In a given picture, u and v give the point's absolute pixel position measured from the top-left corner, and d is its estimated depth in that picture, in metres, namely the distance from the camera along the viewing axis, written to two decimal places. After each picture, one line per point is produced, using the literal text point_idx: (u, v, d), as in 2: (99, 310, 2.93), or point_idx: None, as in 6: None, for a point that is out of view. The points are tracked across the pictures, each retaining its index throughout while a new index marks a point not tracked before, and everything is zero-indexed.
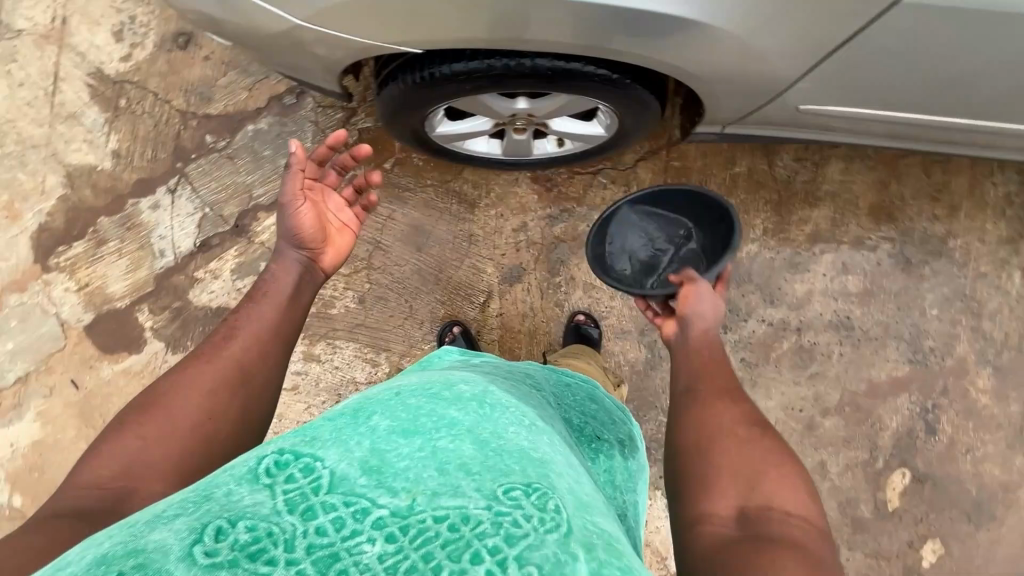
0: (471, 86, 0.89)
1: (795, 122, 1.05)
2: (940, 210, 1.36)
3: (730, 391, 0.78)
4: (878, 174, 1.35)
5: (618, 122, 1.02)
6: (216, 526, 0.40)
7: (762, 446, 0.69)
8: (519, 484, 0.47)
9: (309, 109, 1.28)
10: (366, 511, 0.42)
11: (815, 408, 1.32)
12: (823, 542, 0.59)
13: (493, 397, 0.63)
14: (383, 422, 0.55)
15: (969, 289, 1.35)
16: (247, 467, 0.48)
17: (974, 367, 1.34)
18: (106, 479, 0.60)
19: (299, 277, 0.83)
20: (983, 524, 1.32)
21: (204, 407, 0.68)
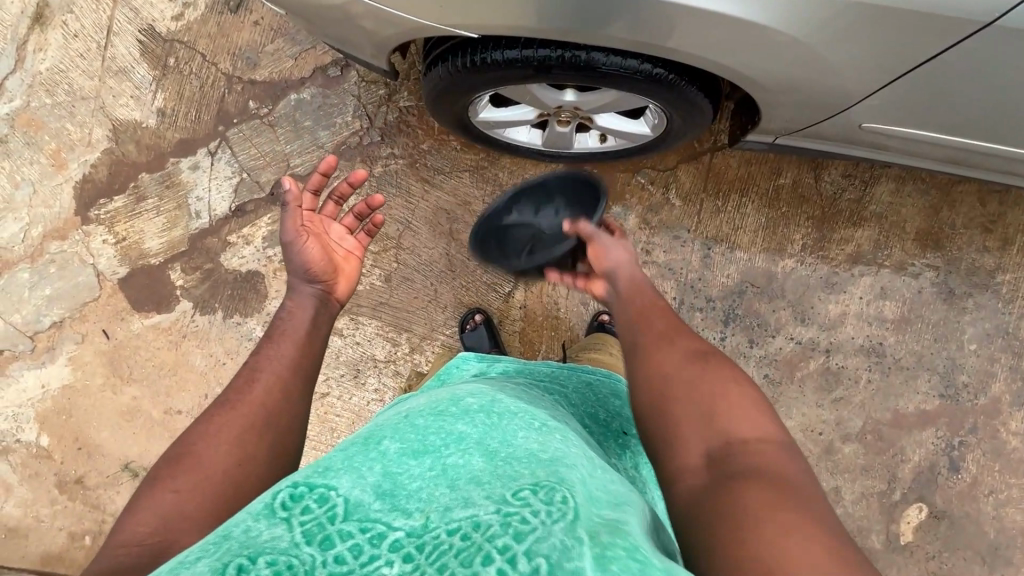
0: (519, 74, 0.87)
1: (851, 139, 1.01)
2: (991, 241, 1.30)
3: (669, 331, 0.74)
4: (929, 198, 1.30)
5: (666, 122, 0.99)
6: (237, 564, 0.40)
7: (711, 374, 0.67)
8: (528, 485, 0.48)
9: (351, 83, 1.27)
10: (382, 535, 0.43)
11: (835, 432, 1.29)
12: (788, 459, 0.58)
13: (500, 406, 0.66)
14: (393, 446, 0.58)
15: (1013, 326, 1.29)
16: (263, 504, 0.49)
17: (1007, 408, 1.29)
18: (143, 536, 0.54)
19: (316, 311, 0.83)
20: (998, 568, 1.28)
21: (235, 453, 0.65)
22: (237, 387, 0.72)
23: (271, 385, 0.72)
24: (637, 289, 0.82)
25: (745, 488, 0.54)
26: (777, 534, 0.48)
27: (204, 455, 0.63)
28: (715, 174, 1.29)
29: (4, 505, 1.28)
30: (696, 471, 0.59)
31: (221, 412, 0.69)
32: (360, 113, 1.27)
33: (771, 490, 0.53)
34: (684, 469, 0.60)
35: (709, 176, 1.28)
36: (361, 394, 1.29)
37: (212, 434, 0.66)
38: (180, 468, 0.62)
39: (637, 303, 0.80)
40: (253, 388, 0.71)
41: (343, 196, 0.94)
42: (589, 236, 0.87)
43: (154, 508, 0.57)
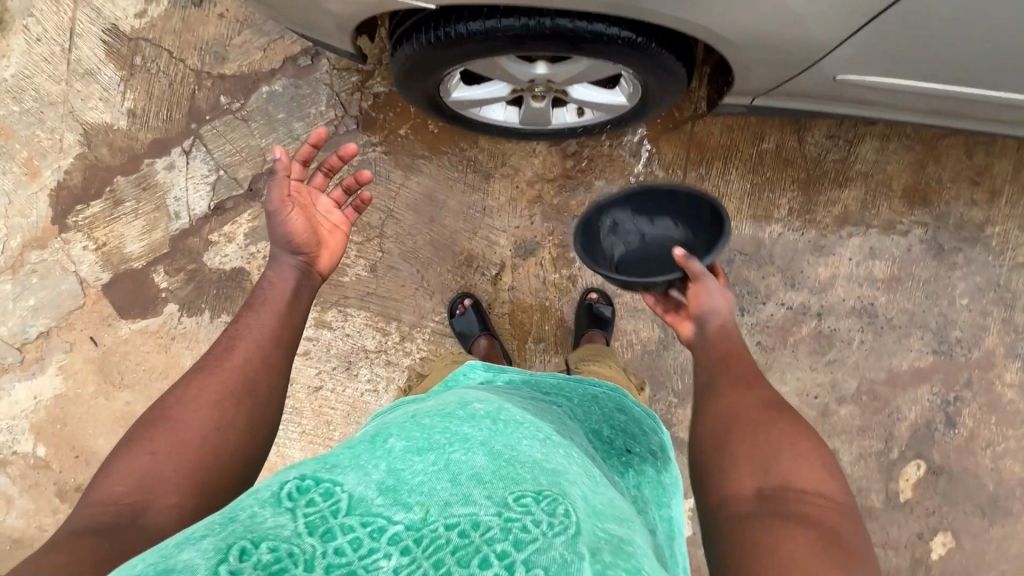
0: (487, 48, 0.85)
1: (831, 95, 0.99)
2: (979, 194, 1.28)
3: (744, 379, 0.74)
4: (915, 154, 1.28)
5: (641, 91, 0.98)
6: (240, 546, 0.45)
7: (781, 425, 0.65)
8: (530, 492, 0.52)
9: (323, 72, 1.25)
10: (382, 530, 0.47)
11: (830, 395, 1.29)
12: (847, 523, 0.55)
13: (506, 415, 0.69)
14: (399, 443, 0.61)
15: (1004, 279, 1.29)
16: (271, 492, 0.53)
17: (1001, 361, 1.29)
18: (119, 496, 0.58)
19: (297, 282, 0.83)
20: (998, 519, 1.30)
21: (215, 418, 0.67)
22: (215, 356, 0.74)
23: (250, 353, 0.74)
24: (727, 339, 0.81)
25: (785, 530, 0.52)
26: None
27: (178, 416, 0.66)
28: (697, 143, 1.27)
29: (6, 517, 1.28)
30: (743, 503, 0.58)
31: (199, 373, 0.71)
32: (334, 102, 1.25)
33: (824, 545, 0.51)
34: (731, 498, 0.59)
35: (691, 145, 1.27)
36: (354, 385, 1.28)
37: (189, 398, 0.68)
38: (154, 430, 0.65)
39: (721, 352, 0.80)
40: (231, 356, 0.74)
41: (333, 168, 0.92)
42: (696, 275, 0.83)
43: (127, 469, 0.61)
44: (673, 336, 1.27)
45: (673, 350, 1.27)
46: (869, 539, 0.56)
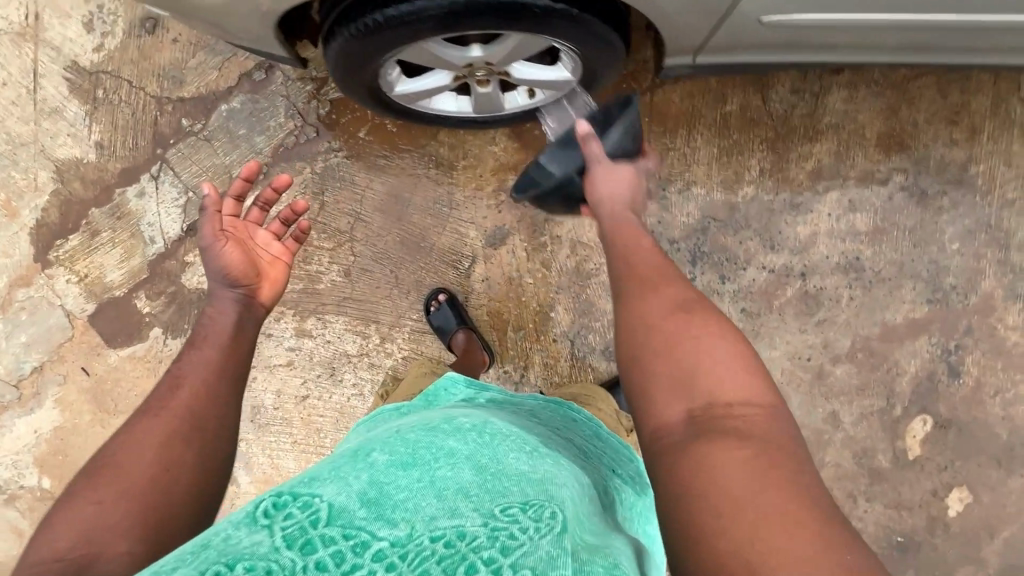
0: (408, 34, 0.84)
1: (771, 42, 0.96)
2: (959, 134, 1.23)
3: (653, 280, 0.76)
4: (886, 100, 1.24)
5: (582, 64, 0.95)
6: (215, 570, 0.46)
7: (692, 328, 0.67)
8: (516, 503, 0.57)
9: (278, 84, 1.26)
10: (364, 544, 0.49)
11: (823, 356, 1.25)
12: (773, 425, 0.58)
13: (493, 427, 0.73)
14: (382, 457, 0.63)
15: (995, 218, 1.24)
16: (245, 512, 0.54)
17: (1002, 304, 1.24)
18: (65, 549, 0.56)
19: (238, 316, 0.83)
20: (1015, 469, 1.25)
21: (162, 459, 0.65)
22: (162, 395, 0.73)
23: (196, 390, 0.73)
24: (648, 252, 0.82)
25: (724, 455, 0.54)
26: (754, 517, 0.48)
27: (126, 461, 0.65)
28: (658, 112, 1.24)
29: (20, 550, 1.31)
30: (674, 431, 0.60)
31: (145, 419, 0.70)
32: (292, 113, 1.26)
33: (752, 458, 0.53)
34: (663, 425, 0.61)
35: (651, 115, 1.24)
36: (340, 391, 1.29)
37: (134, 445, 0.66)
38: (100, 480, 0.63)
39: (639, 269, 0.79)
40: (177, 393, 0.72)
41: (268, 203, 0.92)
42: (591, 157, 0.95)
43: (72, 522, 0.58)
44: None
45: None
46: (795, 433, 0.59)
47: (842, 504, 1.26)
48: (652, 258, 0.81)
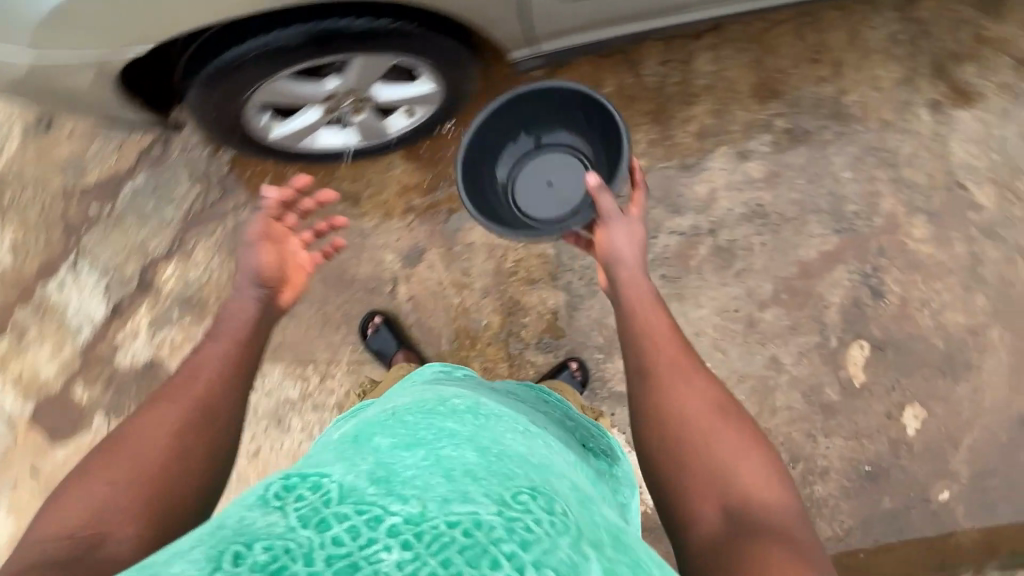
0: (252, 74, 0.89)
1: (597, 20, 1.01)
2: (824, 70, 1.30)
3: (680, 364, 0.81)
4: (750, 53, 1.30)
5: (434, 71, 1.00)
6: (232, 551, 0.41)
7: (729, 432, 0.74)
8: (526, 490, 0.50)
9: (177, 154, 1.30)
10: (379, 519, 0.43)
11: (749, 304, 1.28)
12: (800, 527, 0.65)
13: (484, 407, 0.74)
14: (384, 440, 0.62)
15: (878, 141, 1.29)
16: (256, 494, 0.49)
17: (905, 219, 1.28)
18: (76, 527, 0.57)
19: (257, 317, 0.82)
20: (960, 375, 1.26)
21: (175, 446, 0.66)
22: (180, 379, 0.73)
23: (214, 380, 0.73)
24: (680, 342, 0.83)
25: (763, 543, 0.60)
26: None
27: (139, 442, 0.66)
28: None
29: None
30: (713, 525, 0.65)
31: (166, 404, 0.70)
32: (195, 178, 1.30)
33: (787, 546, 0.60)
34: (701, 516, 0.67)
35: None
36: (290, 438, 1.28)
37: (151, 428, 0.67)
38: (114, 459, 0.64)
39: (668, 355, 0.82)
40: (196, 381, 0.73)
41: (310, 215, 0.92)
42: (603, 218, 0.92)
43: (86, 498, 0.60)
44: (580, 294, 1.27)
45: (583, 308, 1.27)
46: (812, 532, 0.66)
47: (802, 444, 1.26)
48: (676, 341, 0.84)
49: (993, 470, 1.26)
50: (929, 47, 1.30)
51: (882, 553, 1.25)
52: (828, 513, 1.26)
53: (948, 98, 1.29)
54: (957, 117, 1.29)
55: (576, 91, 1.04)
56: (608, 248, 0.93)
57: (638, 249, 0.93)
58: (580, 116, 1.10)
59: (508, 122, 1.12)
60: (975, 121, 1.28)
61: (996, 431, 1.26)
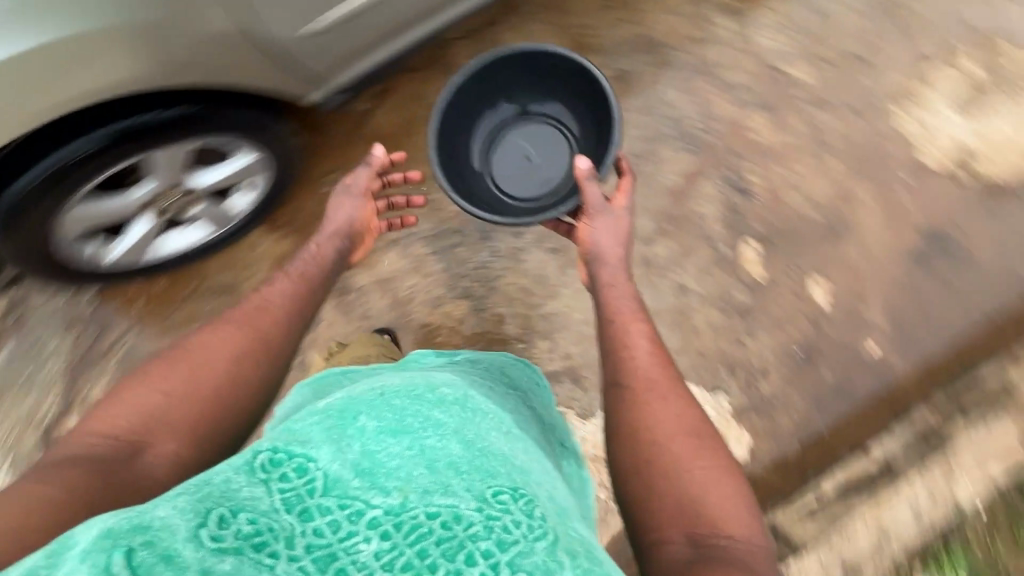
0: (49, 207, 0.90)
1: (374, 42, 1.06)
2: (621, 14, 1.37)
3: (659, 387, 0.81)
4: (550, 22, 1.37)
5: (239, 143, 1.01)
6: (218, 515, 0.46)
7: (702, 457, 0.74)
8: (507, 488, 0.55)
9: (37, 310, 1.25)
10: (360, 512, 0.49)
11: (637, 245, 1.33)
12: (764, 561, 0.66)
13: (474, 402, 0.71)
14: (370, 423, 0.62)
15: (691, 59, 1.37)
16: (242, 459, 0.55)
17: (742, 118, 1.36)
18: (122, 432, 0.68)
19: (323, 274, 0.96)
20: (843, 236, 1.34)
21: (232, 369, 0.76)
22: (256, 306, 0.85)
23: (276, 320, 0.84)
24: (665, 374, 0.82)
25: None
26: None
27: (199, 358, 0.76)
28: (381, 137, 1.32)
29: None
30: (677, 550, 0.65)
31: (236, 326, 0.81)
32: (65, 326, 1.25)
33: None
34: (666, 537, 0.67)
35: (376, 141, 1.31)
36: None
37: (213, 347, 0.78)
38: (175, 371, 0.74)
39: (645, 372, 0.83)
40: (262, 316, 0.84)
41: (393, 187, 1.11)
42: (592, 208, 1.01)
43: (142, 404, 0.70)
44: (482, 296, 1.29)
45: (490, 307, 1.29)
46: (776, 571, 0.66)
47: (734, 352, 1.31)
48: (657, 359, 0.85)
49: (906, 308, 1.33)
50: None
51: (843, 421, 1.29)
52: (781, 404, 1.30)
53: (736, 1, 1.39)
54: (750, 14, 1.38)
55: (551, 54, 1.08)
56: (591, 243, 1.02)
57: (618, 244, 1.00)
58: (560, 81, 1.15)
59: (488, 87, 1.15)
60: (767, 12, 1.38)
61: (894, 272, 1.33)
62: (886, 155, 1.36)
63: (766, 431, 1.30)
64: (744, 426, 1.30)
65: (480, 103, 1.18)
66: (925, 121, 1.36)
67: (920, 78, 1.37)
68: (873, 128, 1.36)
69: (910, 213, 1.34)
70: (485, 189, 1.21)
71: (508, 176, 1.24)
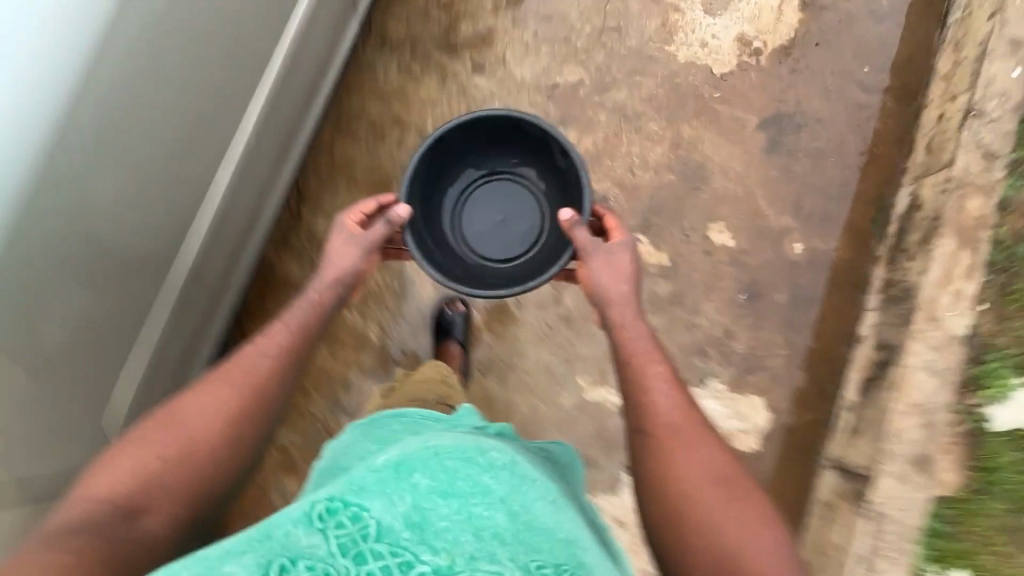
0: None
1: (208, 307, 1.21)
2: (395, 133, 1.36)
3: (683, 434, 0.81)
4: (341, 181, 1.35)
5: None
6: (280, 564, 0.55)
7: (735, 502, 0.77)
8: (549, 563, 0.60)
9: None
10: (409, 564, 0.56)
11: (549, 310, 1.28)
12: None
13: (524, 462, 0.68)
14: (422, 480, 0.62)
15: None
16: (300, 509, 0.59)
17: None
18: (120, 493, 0.69)
19: (319, 312, 0.86)
20: (705, 177, 1.35)
21: (228, 428, 0.76)
22: (245, 355, 0.81)
23: (273, 366, 0.80)
24: (686, 416, 0.82)
25: None
26: None
27: (193, 423, 0.75)
28: None
29: None
30: None
31: (226, 385, 0.78)
32: None
33: None
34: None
35: None
36: None
37: (205, 407, 0.76)
38: (172, 429, 0.75)
39: (666, 420, 0.82)
40: (259, 365, 0.80)
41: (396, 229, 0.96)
42: (587, 258, 0.90)
43: (137, 468, 0.71)
44: None
45: None
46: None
47: (694, 338, 1.29)
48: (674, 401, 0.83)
49: (797, 197, 1.34)
50: (428, 43, 1.39)
51: (819, 326, 1.30)
52: (765, 350, 1.29)
53: (480, 54, 1.39)
54: (498, 58, 1.39)
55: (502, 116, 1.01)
56: (593, 285, 0.90)
57: (625, 282, 0.90)
58: (516, 141, 1.08)
59: (448, 161, 1.08)
60: (510, 46, 1.40)
61: (768, 176, 1.35)
62: (689, 89, 1.38)
63: (770, 381, 1.28)
64: (749, 392, 1.28)
65: (444, 174, 1.10)
66: (703, 38, 1.40)
67: (673, 9, 1.41)
68: (663, 76, 1.38)
69: (749, 118, 1.37)
70: (459, 255, 1.12)
71: (478, 234, 1.18)
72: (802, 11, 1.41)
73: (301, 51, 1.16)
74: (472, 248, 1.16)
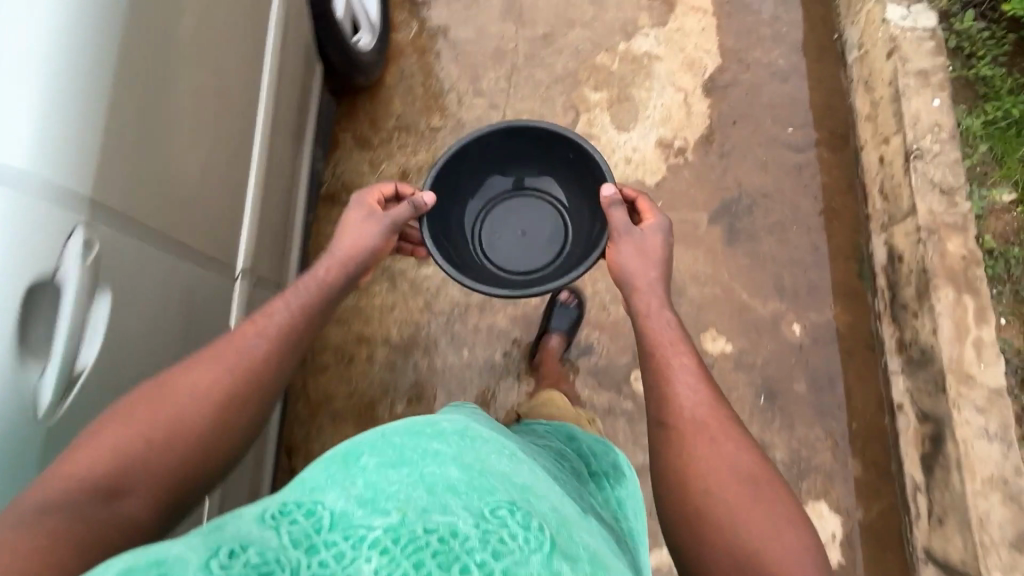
0: None
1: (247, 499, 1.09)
2: (360, 352, 1.31)
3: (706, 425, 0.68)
4: (323, 421, 1.28)
5: None
6: (228, 551, 0.41)
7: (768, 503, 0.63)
8: (505, 501, 0.49)
9: None
10: (362, 538, 0.43)
11: None
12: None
13: (475, 427, 0.60)
14: (372, 459, 0.52)
15: (441, 321, 1.31)
16: (255, 510, 0.47)
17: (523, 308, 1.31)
18: (102, 466, 0.57)
19: (304, 296, 0.78)
20: (679, 288, 1.31)
21: (217, 414, 0.65)
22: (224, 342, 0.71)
23: (269, 351, 0.71)
24: (714, 412, 0.69)
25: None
26: None
27: (183, 394, 0.64)
28: None
29: None
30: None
31: (219, 367, 0.67)
32: None
33: None
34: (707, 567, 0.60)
35: None
36: None
37: (196, 384, 0.65)
38: (157, 407, 0.63)
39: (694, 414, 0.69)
40: (252, 351, 0.70)
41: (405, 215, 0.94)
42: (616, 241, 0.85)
43: (117, 447, 0.59)
44: None
45: None
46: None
47: None
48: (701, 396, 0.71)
49: (775, 277, 1.31)
50: None
51: (851, 406, 1.23)
52: (808, 449, 1.22)
53: None
54: None
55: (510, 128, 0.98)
56: (617, 270, 0.84)
57: (652, 268, 0.83)
58: (522, 151, 1.06)
59: (461, 175, 1.04)
60: None
61: (739, 267, 1.32)
62: None
63: (826, 481, 1.20)
64: (810, 499, 1.19)
65: (459, 193, 1.07)
66: (625, 153, 1.41)
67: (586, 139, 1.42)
68: None
69: (699, 217, 1.35)
70: (478, 267, 1.06)
71: (502, 251, 1.12)
72: (706, 95, 1.42)
73: (274, 170, 1.16)
74: (495, 266, 1.10)
